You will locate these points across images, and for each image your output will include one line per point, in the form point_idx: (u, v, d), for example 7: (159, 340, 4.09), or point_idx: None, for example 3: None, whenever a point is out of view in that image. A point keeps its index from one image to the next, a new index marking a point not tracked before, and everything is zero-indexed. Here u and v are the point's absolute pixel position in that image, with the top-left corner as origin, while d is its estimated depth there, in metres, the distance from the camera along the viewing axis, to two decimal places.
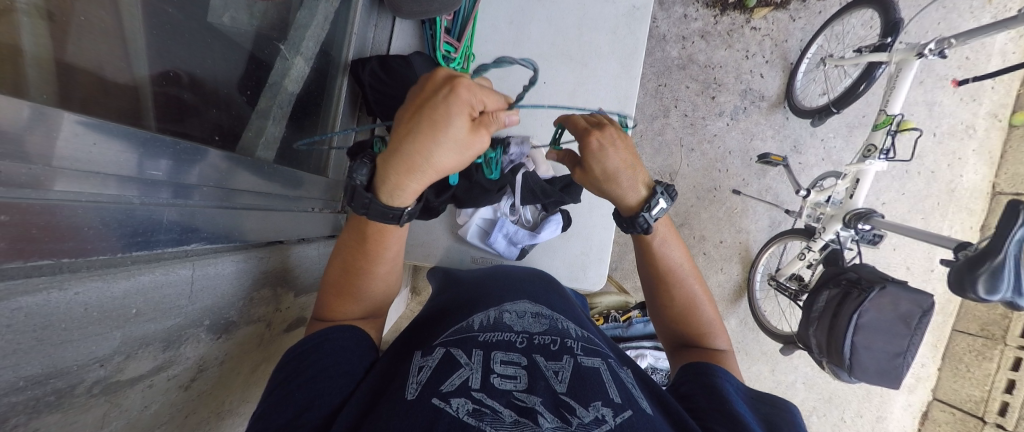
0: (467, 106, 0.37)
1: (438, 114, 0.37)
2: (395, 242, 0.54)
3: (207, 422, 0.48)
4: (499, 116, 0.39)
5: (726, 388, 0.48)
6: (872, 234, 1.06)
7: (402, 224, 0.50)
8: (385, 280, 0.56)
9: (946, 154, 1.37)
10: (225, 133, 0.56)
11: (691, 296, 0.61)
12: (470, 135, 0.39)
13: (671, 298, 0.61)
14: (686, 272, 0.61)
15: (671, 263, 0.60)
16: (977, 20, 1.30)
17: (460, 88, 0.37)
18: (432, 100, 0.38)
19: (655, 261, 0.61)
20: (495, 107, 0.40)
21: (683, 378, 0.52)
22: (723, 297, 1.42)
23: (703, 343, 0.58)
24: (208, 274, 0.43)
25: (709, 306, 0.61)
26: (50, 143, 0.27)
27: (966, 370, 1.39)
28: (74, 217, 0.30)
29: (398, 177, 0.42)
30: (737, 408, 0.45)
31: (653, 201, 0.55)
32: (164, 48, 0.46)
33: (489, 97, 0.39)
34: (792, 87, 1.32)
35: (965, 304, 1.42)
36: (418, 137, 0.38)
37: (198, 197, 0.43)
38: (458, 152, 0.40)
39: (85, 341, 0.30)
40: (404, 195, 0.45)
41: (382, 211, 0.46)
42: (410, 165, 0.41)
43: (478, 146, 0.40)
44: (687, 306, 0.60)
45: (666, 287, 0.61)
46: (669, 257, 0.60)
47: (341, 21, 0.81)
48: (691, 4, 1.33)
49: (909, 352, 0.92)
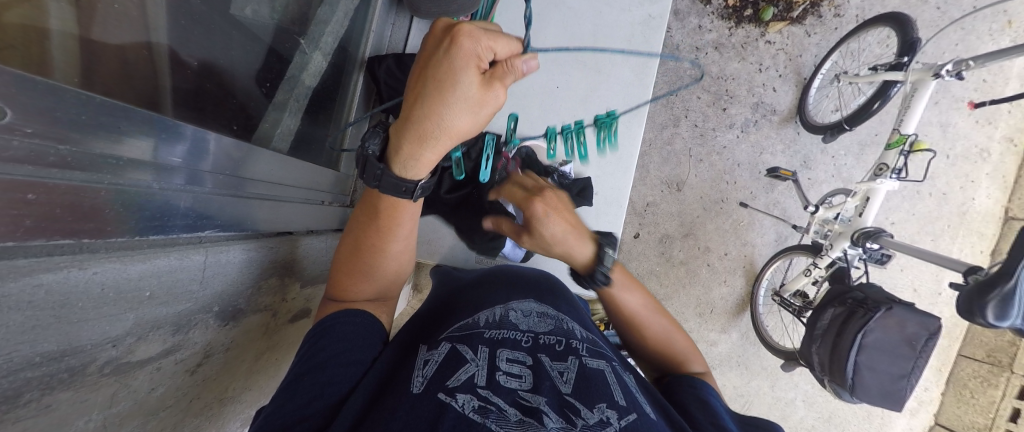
0: (473, 56, 0.37)
1: (443, 71, 0.37)
2: (409, 220, 0.53)
3: (211, 408, 0.48)
4: (513, 64, 0.38)
5: (716, 406, 0.48)
6: (880, 253, 1.05)
7: (416, 200, 0.50)
8: (398, 262, 0.56)
9: (959, 177, 1.35)
10: (243, 123, 0.57)
11: (658, 334, 0.58)
12: (481, 92, 0.38)
13: (641, 338, 0.59)
14: (651, 312, 0.58)
15: (633, 310, 0.57)
16: (995, 43, 1.29)
17: (463, 37, 0.36)
18: (437, 57, 0.38)
19: (619, 311, 0.57)
20: (507, 54, 0.38)
21: (674, 388, 0.52)
22: (725, 310, 1.41)
23: (682, 370, 0.57)
24: (219, 261, 0.43)
25: (681, 336, 0.59)
26: (65, 124, 0.27)
27: (970, 396, 1.37)
28: (94, 199, 0.30)
29: (411, 144, 0.42)
30: (725, 423, 0.45)
31: (604, 256, 0.52)
32: (187, 38, 0.47)
33: (497, 42, 0.37)
34: (804, 102, 1.31)
35: (973, 330, 1.39)
36: (428, 98, 0.38)
37: (211, 184, 0.43)
38: (471, 112, 0.39)
39: (99, 321, 0.30)
40: (418, 166, 0.45)
41: (395, 183, 0.46)
42: (422, 132, 0.41)
43: (493, 103, 0.39)
44: (659, 342, 0.58)
45: (632, 330, 0.59)
46: (629, 304, 0.57)
47: (360, 18, 0.82)
48: (706, 15, 1.33)
49: (912, 374, 0.91)
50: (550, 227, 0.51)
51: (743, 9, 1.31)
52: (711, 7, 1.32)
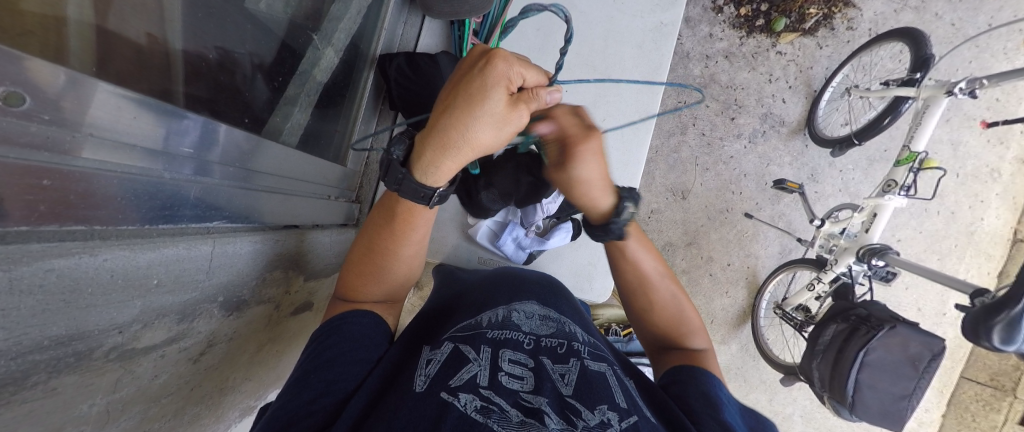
0: (504, 79, 0.38)
1: (474, 87, 0.38)
2: (423, 225, 0.53)
3: (211, 397, 0.49)
4: (541, 93, 0.39)
5: (720, 396, 0.47)
6: (885, 270, 1.04)
7: (431, 207, 0.50)
8: (408, 264, 0.56)
9: (968, 196, 1.34)
10: (255, 117, 0.58)
11: (665, 298, 0.60)
12: (507, 111, 0.39)
13: (647, 303, 0.60)
14: (660, 276, 0.61)
15: (644, 269, 0.60)
16: (1010, 62, 1.28)
17: (497, 60, 0.38)
18: (470, 76, 0.39)
19: (629, 267, 0.60)
20: (535, 83, 0.40)
21: (677, 378, 0.50)
22: (726, 321, 1.40)
23: (681, 343, 0.58)
24: (226, 252, 0.44)
25: (686, 307, 0.61)
26: (82, 109, 0.27)
27: (972, 419, 1.35)
28: (107, 187, 0.31)
29: (433, 153, 0.42)
30: (728, 418, 0.44)
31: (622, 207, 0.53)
32: (201, 30, 0.48)
33: (529, 71, 0.39)
34: (814, 114, 1.30)
35: (977, 352, 1.37)
36: (456, 113, 0.39)
37: (220, 175, 0.44)
38: (495, 128, 0.39)
39: (107, 307, 0.30)
40: (438, 173, 0.45)
41: (415, 188, 0.46)
42: (445, 142, 0.41)
43: (516, 123, 0.39)
44: (662, 309, 0.60)
45: (640, 292, 0.61)
46: (640, 259, 0.60)
47: (372, 16, 0.83)
48: (718, 24, 1.33)
49: (914, 395, 0.90)
50: (584, 169, 0.44)
51: (755, 20, 1.31)
52: (724, 16, 1.32)
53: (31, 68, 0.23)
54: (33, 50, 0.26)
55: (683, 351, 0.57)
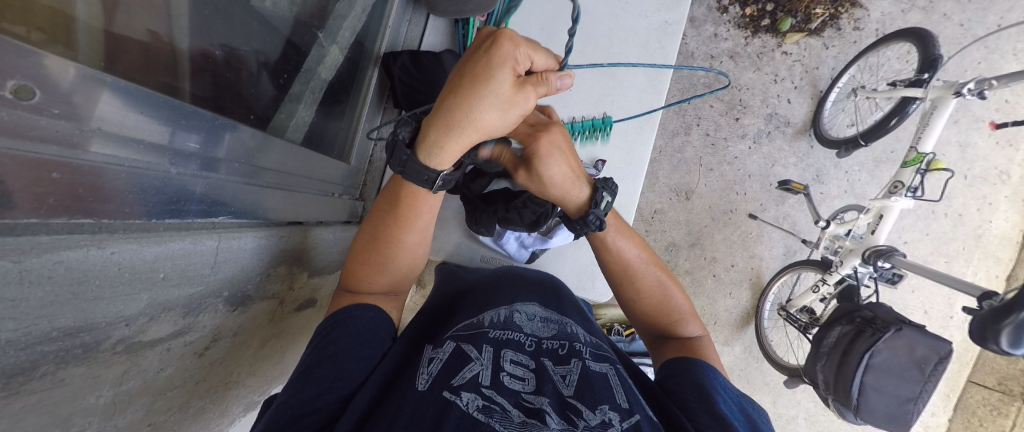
0: (510, 60, 0.37)
1: (480, 67, 0.37)
2: (427, 212, 0.53)
3: (215, 391, 0.49)
4: (549, 77, 0.39)
5: (714, 386, 0.47)
6: (891, 273, 1.03)
7: (435, 191, 0.51)
8: (412, 253, 0.56)
9: (976, 198, 1.33)
10: (260, 114, 0.59)
11: (652, 285, 0.60)
12: (512, 93, 0.39)
13: (636, 291, 0.60)
14: (644, 262, 0.61)
15: (627, 256, 0.60)
16: (1020, 63, 1.26)
17: (503, 40, 0.37)
18: (475, 56, 0.38)
19: (611, 258, 0.60)
20: (544, 66, 0.39)
21: (670, 371, 0.51)
22: (729, 322, 1.39)
23: (676, 332, 0.58)
24: (231, 248, 0.44)
25: (675, 290, 0.61)
26: (92, 104, 0.27)
27: (978, 423, 1.34)
28: (116, 181, 0.31)
29: (438, 132, 0.42)
30: (723, 409, 0.44)
31: (598, 198, 0.56)
32: (208, 27, 0.48)
33: (537, 52, 0.38)
34: (819, 115, 1.29)
35: (985, 356, 1.36)
36: (461, 93, 0.38)
37: (226, 171, 0.44)
38: (501, 109, 0.39)
39: (115, 299, 0.31)
40: (442, 155, 0.45)
41: (419, 170, 0.46)
42: (450, 121, 0.41)
43: (522, 104, 0.40)
44: (651, 297, 0.60)
45: (628, 282, 0.60)
46: (623, 249, 0.60)
47: (377, 14, 0.84)
48: (723, 24, 1.32)
49: (920, 398, 0.88)
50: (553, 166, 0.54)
51: (761, 19, 1.30)
52: (729, 15, 1.32)
53: (39, 63, 0.23)
54: (41, 45, 0.27)
55: (680, 340, 0.57)
